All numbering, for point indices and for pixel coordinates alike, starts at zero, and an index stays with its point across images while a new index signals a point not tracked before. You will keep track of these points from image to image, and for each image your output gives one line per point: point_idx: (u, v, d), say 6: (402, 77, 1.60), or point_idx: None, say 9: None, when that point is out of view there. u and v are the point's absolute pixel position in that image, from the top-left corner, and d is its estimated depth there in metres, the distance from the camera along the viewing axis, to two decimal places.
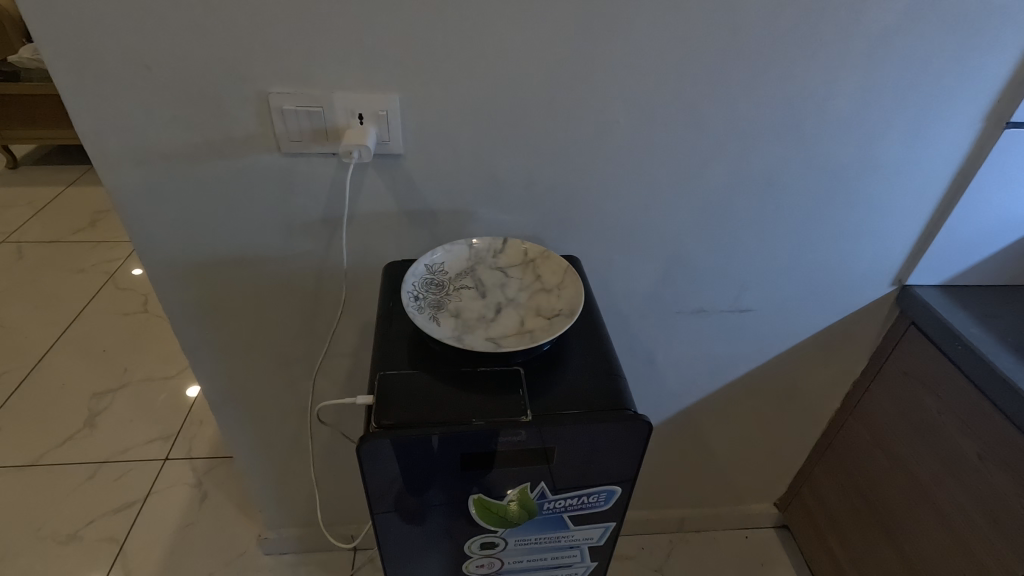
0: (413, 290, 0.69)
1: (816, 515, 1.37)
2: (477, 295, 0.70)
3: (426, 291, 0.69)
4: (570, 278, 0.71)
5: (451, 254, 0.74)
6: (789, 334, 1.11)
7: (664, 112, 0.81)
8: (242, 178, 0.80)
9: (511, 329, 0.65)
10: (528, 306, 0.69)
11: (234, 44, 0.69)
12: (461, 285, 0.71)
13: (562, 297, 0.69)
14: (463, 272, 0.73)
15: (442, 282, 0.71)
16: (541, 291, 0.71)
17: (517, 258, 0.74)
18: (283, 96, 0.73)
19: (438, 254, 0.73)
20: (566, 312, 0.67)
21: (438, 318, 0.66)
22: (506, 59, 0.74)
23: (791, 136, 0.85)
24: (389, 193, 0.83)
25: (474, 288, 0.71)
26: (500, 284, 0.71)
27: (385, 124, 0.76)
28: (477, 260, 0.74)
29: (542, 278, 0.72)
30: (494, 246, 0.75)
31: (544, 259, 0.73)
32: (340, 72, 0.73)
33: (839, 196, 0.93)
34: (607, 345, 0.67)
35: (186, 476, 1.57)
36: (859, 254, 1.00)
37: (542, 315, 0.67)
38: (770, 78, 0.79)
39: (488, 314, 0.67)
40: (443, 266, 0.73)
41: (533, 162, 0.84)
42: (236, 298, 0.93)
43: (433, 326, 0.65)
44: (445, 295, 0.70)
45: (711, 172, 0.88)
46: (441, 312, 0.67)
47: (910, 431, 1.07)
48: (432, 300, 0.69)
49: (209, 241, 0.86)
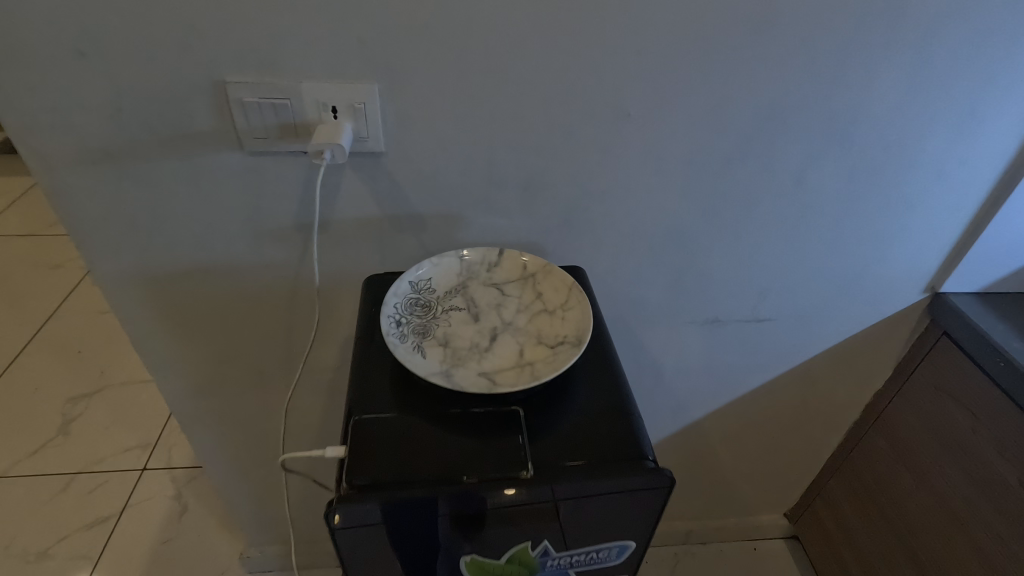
0: (395, 312, 0.60)
1: (830, 530, 1.30)
2: (470, 317, 0.61)
3: (410, 313, 0.60)
4: (575, 298, 0.62)
5: (438, 268, 0.65)
6: (810, 346, 1.02)
7: (682, 103, 0.71)
8: (199, 180, 0.70)
9: (509, 360, 0.56)
10: (528, 331, 0.60)
11: (183, 25, 0.59)
12: (451, 306, 0.62)
13: (567, 320, 0.61)
14: (453, 291, 0.64)
15: (429, 302, 0.62)
16: (542, 313, 0.62)
17: (515, 274, 0.65)
18: (243, 85, 0.63)
19: (423, 267, 0.64)
20: (572, 338, 0.58)
21: (423, 347, 0.57)
22: (501, 43, 0.64)
23: (823, 130, 0.75)
24: (369, 196, 0.74)
25: (466, 309, 0.62)
26: (495, 304, 0.62)
27: (362, 118, 0.66)
28: (469, 276, 0.65)
29: (543, 297, 0.63)
30: (488, 259, 0.66)
31: (545, 273, 0.65)
32: (308, 58, 0.62)
33: (872, 196, 0.83)
34: (619, 376, 0.58)
35: (164, 488, 1.49)
36: (890, 259, 0.91)
37: (544, 342, 0.58)
38: (802, 64, 0.69)
39: (481, 342, 0.58)
40: (430, 282, 0.64)
41: (532, 161, 0.74)
42: (202, 311, 0.83)
43: (418, 356, 0.56)
44: (433, 317, 0.61)
45: (731, 170, 0.78)
46: (426, 338, 0.58)
47: (940, 450, 0.99)
48: (416, 323, 0.59)
49: (167, 250, 0.77)
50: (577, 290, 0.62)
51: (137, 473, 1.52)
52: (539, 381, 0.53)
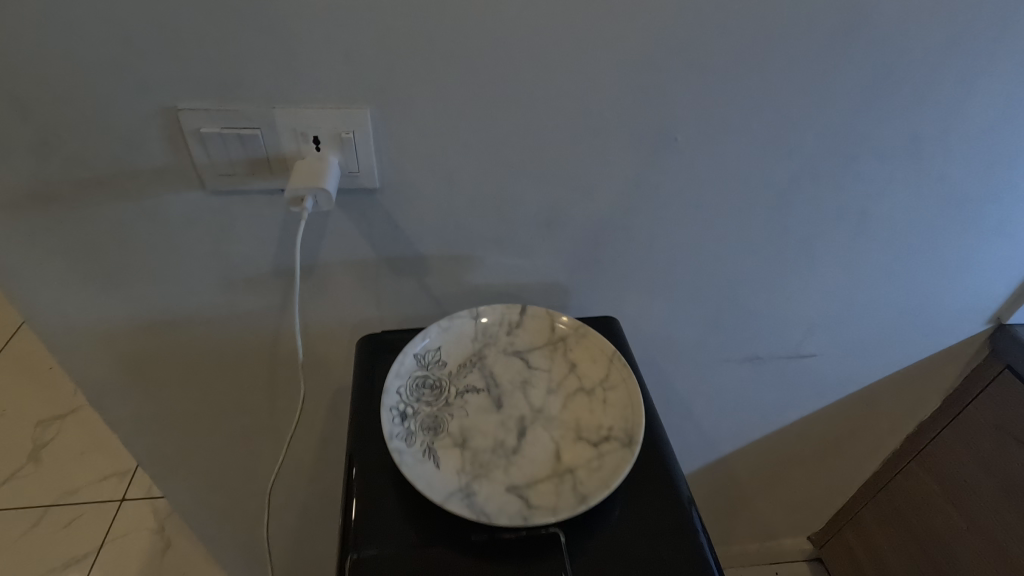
0: (398, 400, 0.48)
1: (862, 561, 1.21)
2: (490, 401, 0.50)
3: (417, 400, 0.49)
4: (618, 374, 0.51)
5: (449, 333, 0.53)
6: (854, 379, 0.92)
7: (739, 126, 0.59)
8: (154, 224, 0.58)
9: (543, 466, 0.45)
10: (563, 420, 0.48)
11: (119, 40, 0.46)
12: (466, 386, 0.51)
13: (609, 404, 0.49)
14: (468, 363, 0.52)
15: (440, 381, 0.51)
16: (579, 393, 0.51)
17: (542, 339, 0.54)
18: (200, 114, 0.50)
19: (430, 334, 0.52)
20: (620, 433, 0.47)
21: (436, 449, 0.46)
22: (524, 57, 0.51)
23: (899, 153, 0.64)
24: (363, 236, 0.62)
25: (485, 389, 0.51)
26: (521, 382, 0.51)
27: (351, 149, 0.54)
28: (487, 343, 0.54)
29: (578, 371, 0.52)
30: (509, 319, 0.55)
31: (579, 338, 0.54)
32: (282, 79, 0.50)
33: (944, 224, 0.72)
34: (675, 478, 0.50)
35: (145, 520, 1.38)
36: (954, 290, 0.81)
37: (584, 437, 0.47)
38: (885, 79, 0.57)
39: (507, 439, 0.46)
40: (440, 354, 0.52)
41: (556, 194, 0.62)
42: (168, 366, 0.71)
43: (429, 463, 0.44)
44: (444, 403, 0.49)
45: (788, 200, 0.67)
46: (439, 435, 0.47)
47: (997, 493, 0.90)
48: (426, 413, 0.48)
49: (121, 303, 0.64)
50: (621, 364, 0.51)
51: (115, 505, 1.41)
52: (584, 501, 0.42)
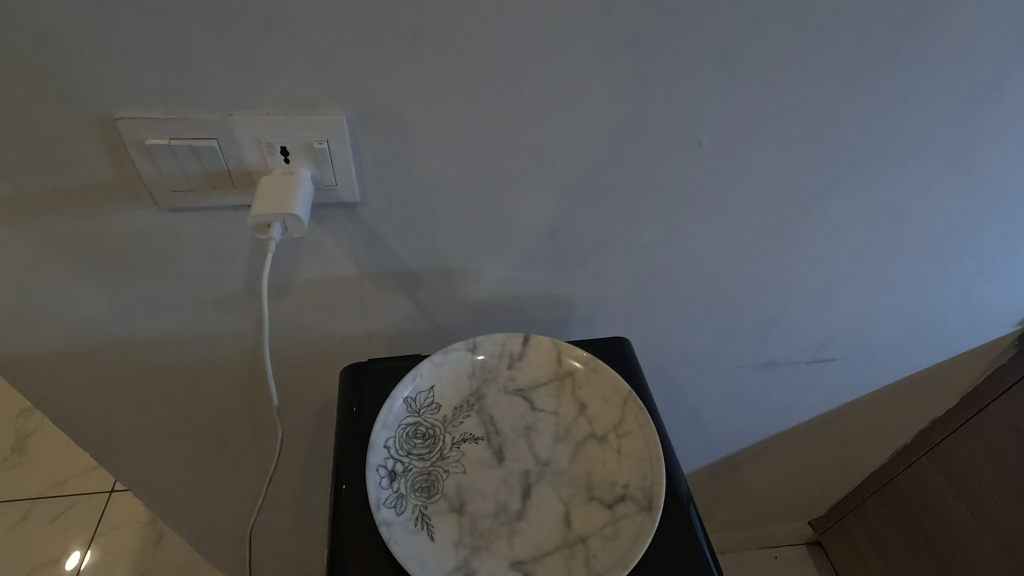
0: (388, 456, 0.43)
1: (865, 553, 1.18)
2: (490, 452, 0.45)
3: (407, 454, 0.44)
4: (633, 418, 0.46)
5: (442, 370, 0.48)
6: (870, 381, 0.88)
7: (772, 127, 0.52)
8: (107, 244, 0.51)
9: (551, 534, 0.42)
10: (572, 476, 0.44)
11: (41, 39, 0.38)
12: (463, 434, 0.46)
13: (624, 454, 0.45)
14: (464, 404, 0.47)
15: (432, 429, 0.46)
16: (590, 441, 0.46)
17: (548, 374, 0.49)
18: (144, 122, 0.43)
19: (420, 373, 0.47)
20: (636, 492, 0.43)
21: (430, 516, 0.42)
22: (527, 52, 0.44)
23: (946, 155, 0.57)
24: (344, 253, 0.55)
25: (484, 437, 0.46)
26: (524, 428, 0.46)
27: (325, 161, 0.46)
28: (485, 379, 0.48)
29: (588, 413, 0.47)
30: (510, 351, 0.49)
31: (590, 374, 0.48)
32: (243, 84, 0.42)
33: (987, 228, 0.66)
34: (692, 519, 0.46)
35: (135, 513, 1.35)
36: (986, 294, 0.76)
37: (596, 497, 0.43)
38: (942, 74, 0.50)
39: (510, 503, 0.43)
40: (433, 394, 0.47)
41: (563, 203, 0.55)
42: (138, 388, 0.65)
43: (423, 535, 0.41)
44: (440, 456, 0.45)
45: (819, 206, 0.60)
46: (433, 499, 0.43)
47: (1014, 494, 0.86)
48: (418, 470, 0.44)
49: (75, 327, 0.57)
50: (638, 408, 0.45)
51: (103, 498, 1.37)
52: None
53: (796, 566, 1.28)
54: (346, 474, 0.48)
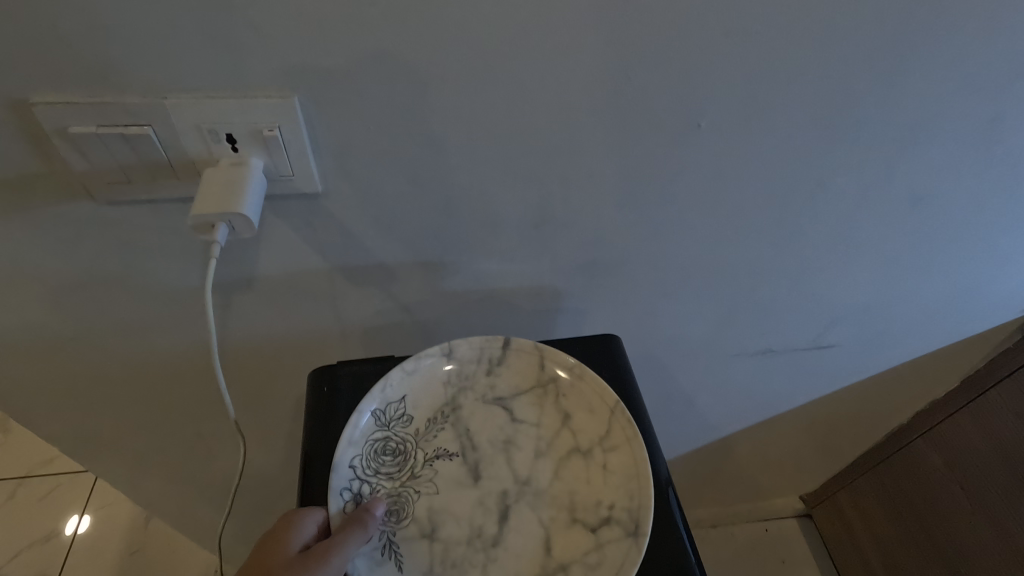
0: (355, 477, 0.44)
1: (855, 527, 1.18)
2: (465, 469, 0.45)
3: (376, 474, 0.44)
4: (622, 432, 0.45)
5: (415, 380, 0.48)
6: (871, 366, 0.85)
7: (780, 107, 0.47)
8: (45, 239, 0.46)
9: (529, 560, 0.42)
10: (552, 496, 0.44)
11: None
12: (438, 448, 0.46)
13: (609, 471, 0.45)
14: (438, 415, 0.47)
15: (404, 444, 0.46)
16: (572, 456, 0.46)
17: (530, 383, 0.48)
18: (64, 108, 0.37)
19: (389, 382, 0.47)
20: (623, 514, 0.43)
21: (398, 541, 0.42)
22: (504, 25, 0.38)
23: (966, 138, 0.53)
24: (310, 246, 0.51)
25: (460, 453, 0.46)
26: (503, 442, 0.46)
27: (277, 149, 0.42)
28: (461, 388, 0.48)
29: (571, 425, 0.47)
30: (488, 358, 0.49)
31: (574, 385, 0.48)
32: (177, 64, 0.37)
33: (1002, 216, 0.63)
34: (673, 509, 0.46)
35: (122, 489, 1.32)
36: (996, 280, 0.72)
37: (578, 519, 0.43)
38: (969, 49, 0.45)
39: (485, 526, 0.43)
40: (406, 408, 0.47)
41: (549, 191, 0.51)
42: (101, 385, 0.61)
43: (391, 563, 0.41)
44: (411, 475, 0.45)
45: (825, 191, 0.56)
46: (403, 523, 0.43)
47: (1010, 480, 0.85)
48: (387, 491, 0.44)
49: (21, 326, 0.53)
50: (626, 423, 0.45)
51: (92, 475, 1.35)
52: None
53: (787, 541, 1.29)
54: (316, 484, 0.46)
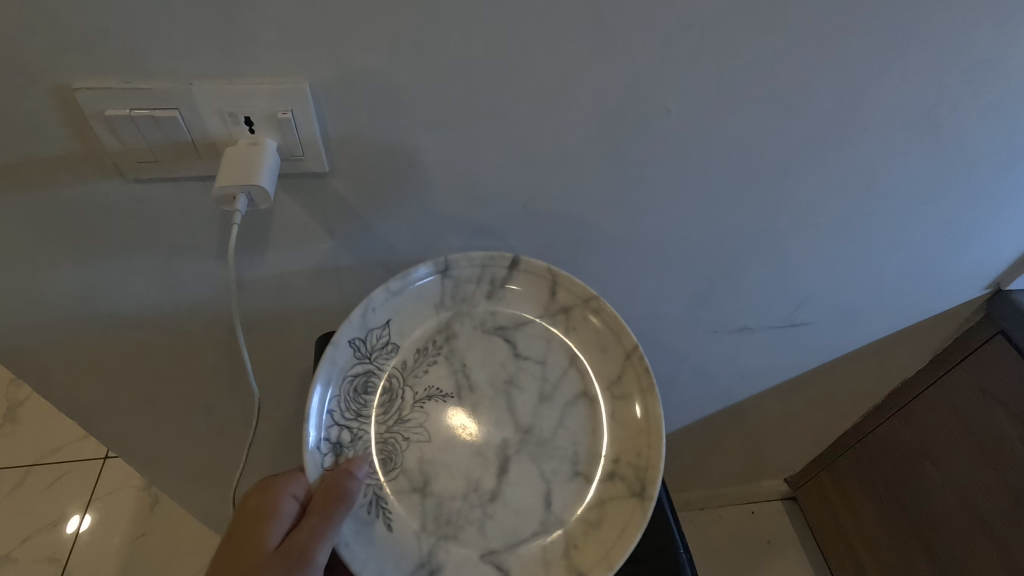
0: (343, 413, 0.51)
1: (835, 506, 1.22)
2: (457, 417, 0.53)
3: (359, 414, 0.52)
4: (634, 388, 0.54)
5: (407, 314, 0.54)
6: (845, 344, 0.90)
7: (741, 95, 0.52)
8: (77, 216, 0.51)
9: (528, 518, 0.51)
10: (547, 445, 0.53)
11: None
12: (434, 386, 0.54)
13: (621, 422, 0.55)
14: (427, 347, 0.54)
15: (392, 381, 0.53)
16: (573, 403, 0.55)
17: (538, 311, 0.56)
18: (103, 93, 0.42)
19: (373, 304, 0.52)
20: (626, 469, 0.53)
21: (386, 501, 0.50)
22: (491, 22, 0.43)
23: (915, 124, 0.58)
24: (316, 223, 0.55)
25: (446, 399, 0.53)
26: (503, 383, 0.54)
27: (290, 131, 0.46)
28: (461, 323, 0.55)
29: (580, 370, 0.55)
30: (489, 279, 0.55)
31: (573, 330, 0.56)
32: (203, 54, 0.42)
33: (955, 199, 0.68)
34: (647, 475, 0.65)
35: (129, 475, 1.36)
36: (956, 260, 0.77)
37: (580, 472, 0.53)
38: (909, 42, 0.50)
39: (483, 483, 0.52)
40: (398, 346, 0.54)
41: (536, 172, 0.55)
42: (121, 359, 0.66)
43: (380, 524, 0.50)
44: (399, 417, 0.52)
45: (788, 173, 0.61)
46: (390, 476, 0.51)
47: (975, 452, 0.90)
48: (372, 435, 0.52)
49: (51, 299, 0.58)
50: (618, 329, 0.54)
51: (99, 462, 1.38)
52: (567, 560, 0.51)
53: (772, 521, 1.33)
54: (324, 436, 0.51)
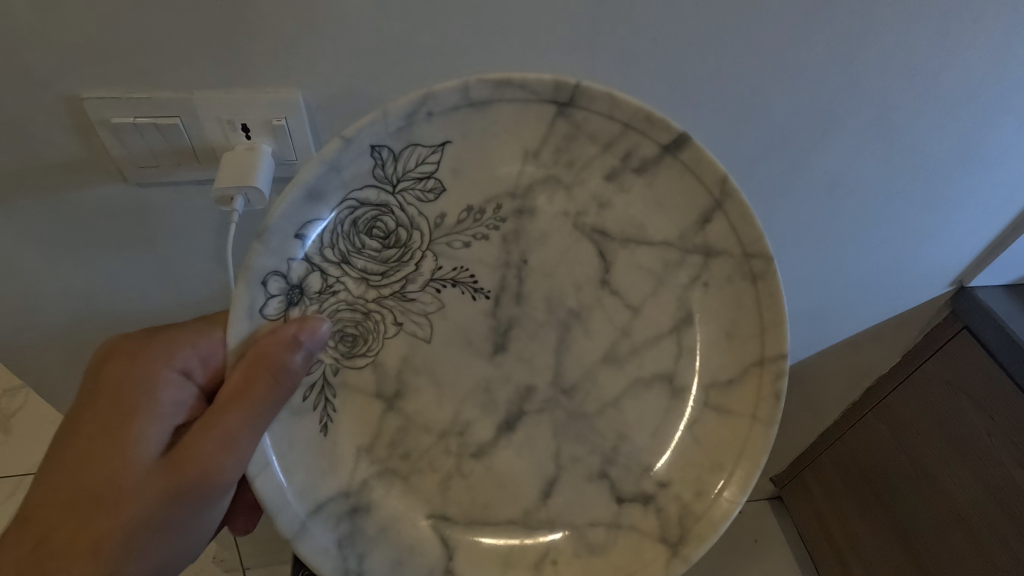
0: (328, 246, 0.49)
1: (818, 504, 1.22)
2: (458, 250, 0.52)
3: (360, 243, 0.49)
4: (756, 386, 0.52)
5: (469, 146, 0.49)
6: (818, 338, 0.94)
7: (704, 99, 0.57)
8: (81, 219, 0.53)
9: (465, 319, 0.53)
10: (547, 319, 0.53)
11: (17, 25, 0.41)
12: (468, 270, 0.52)
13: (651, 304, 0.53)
14: (483, 211, 0.51)
15: (382, 199, 0.49)
16: (607, 294, 0.53)
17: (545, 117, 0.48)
18: (109, 102, 0.46)
19: (433, 105, 0.46)
20: (673, 504, 0.52)
21: (330, 395, 0.51)
22: (471, 34, 0.48)
23: (869, 126, 0.62)
24: None
25: (426, 192, 0.50)
26: (516, 209, 0.51)
27: (285, 136, 0.50)
28: (454, 112, 0.46)
29: (706, 292, 0.52)
30: (626, 150, 0.49)
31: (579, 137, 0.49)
32: (203, 64, 0.45)
33: (914, 199, 0.72)
34: None
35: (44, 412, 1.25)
36: (917, 257, 0.81)
37: (607, 474, 0.53)
38: (857, 47, 0.55)
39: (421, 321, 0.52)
40: (399, 152, 0.47)
41: None
42: None
43: (316, 420, 0.51)
44: (389, 264, 0.51)
45: (753, 179, 0.66)
46: (349, 356, 0.51)
47: (947, 445, 0.93)
48: (345, 301, 0.50)
49: (50, 301, 0.60)
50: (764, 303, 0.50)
51: (7, 414, 1.25)
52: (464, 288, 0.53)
53: (759, 523, 1.34)
54: None
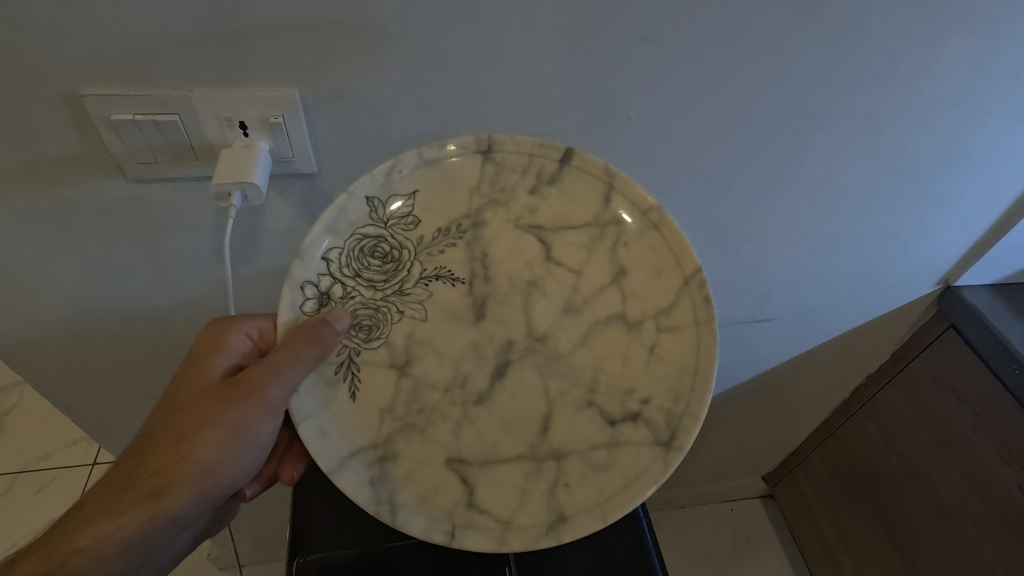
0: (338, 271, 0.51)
1: (810, 502, 1.24)
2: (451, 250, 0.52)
3: (363, 268, 0.51)
4: (690, 306, 0.51)
5: (434, 193, 0.51)
6: (807, 337, 0.96)
7: (694, 100, 0.58)
8: (81, 215, 0.54)
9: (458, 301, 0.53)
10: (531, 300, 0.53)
11: (21, 25, 0.42)
12: (446, 267, 0.53)
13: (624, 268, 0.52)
14: (449, 229, 0.52)
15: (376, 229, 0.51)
16: (553, 265, 0.53)
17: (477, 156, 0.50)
18: (109, 99, 0.47)
19: (402, 167, 0.50)
20: (660, 416, 0.52)
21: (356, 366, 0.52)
22: (464, 34, 0.49)
23: (855, 127, 0.63)
24: (304, 220, 0.59)
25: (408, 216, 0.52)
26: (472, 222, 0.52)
27: (281, 133, 0.51)
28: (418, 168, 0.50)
29: (629, 250, 0.52)
30: (537, 171, 0.51)
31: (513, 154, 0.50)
32: (201, 62, 0.46)
33: (900, 199, 0.73)
34: None
35: (42, 410, 1.26)
36: (905, 257, 0.83)
37: (593, 403, 0.53)
38: (840, 50, 0.56)
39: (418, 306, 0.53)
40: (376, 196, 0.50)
41: None
42: (116, 353, 0.69)
43: (344, 390, 0.52)
44: (391, 273, 0.52)
45: (740, 179, 0.67)
46: (367, 343, 0.52)
47: (935, 443, 0.94)
48: (361, 305, 0.52)
49: (50, 297, 0.61)
50: None
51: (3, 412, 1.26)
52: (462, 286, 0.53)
53: (751, 522, 1.35)
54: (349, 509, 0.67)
